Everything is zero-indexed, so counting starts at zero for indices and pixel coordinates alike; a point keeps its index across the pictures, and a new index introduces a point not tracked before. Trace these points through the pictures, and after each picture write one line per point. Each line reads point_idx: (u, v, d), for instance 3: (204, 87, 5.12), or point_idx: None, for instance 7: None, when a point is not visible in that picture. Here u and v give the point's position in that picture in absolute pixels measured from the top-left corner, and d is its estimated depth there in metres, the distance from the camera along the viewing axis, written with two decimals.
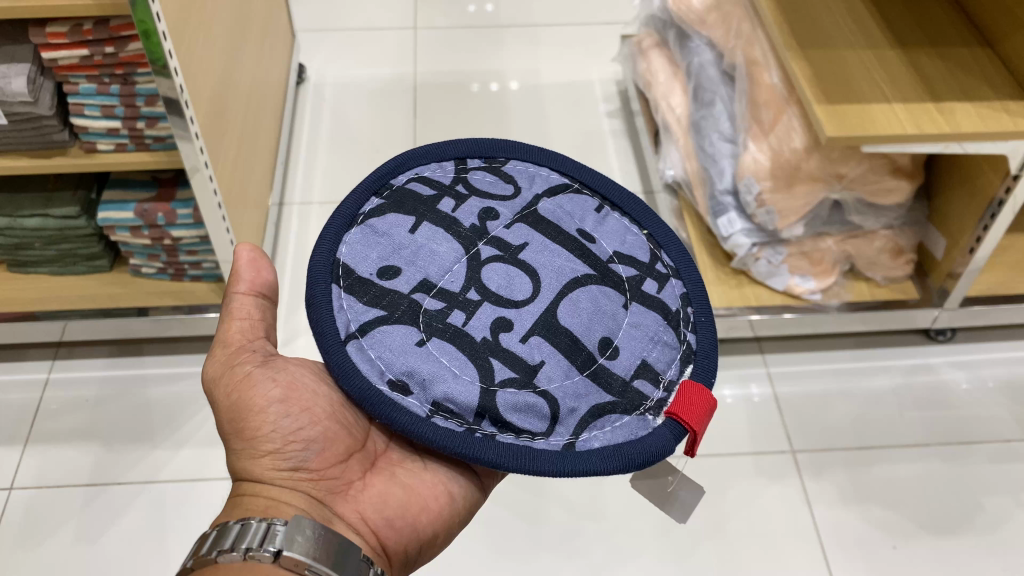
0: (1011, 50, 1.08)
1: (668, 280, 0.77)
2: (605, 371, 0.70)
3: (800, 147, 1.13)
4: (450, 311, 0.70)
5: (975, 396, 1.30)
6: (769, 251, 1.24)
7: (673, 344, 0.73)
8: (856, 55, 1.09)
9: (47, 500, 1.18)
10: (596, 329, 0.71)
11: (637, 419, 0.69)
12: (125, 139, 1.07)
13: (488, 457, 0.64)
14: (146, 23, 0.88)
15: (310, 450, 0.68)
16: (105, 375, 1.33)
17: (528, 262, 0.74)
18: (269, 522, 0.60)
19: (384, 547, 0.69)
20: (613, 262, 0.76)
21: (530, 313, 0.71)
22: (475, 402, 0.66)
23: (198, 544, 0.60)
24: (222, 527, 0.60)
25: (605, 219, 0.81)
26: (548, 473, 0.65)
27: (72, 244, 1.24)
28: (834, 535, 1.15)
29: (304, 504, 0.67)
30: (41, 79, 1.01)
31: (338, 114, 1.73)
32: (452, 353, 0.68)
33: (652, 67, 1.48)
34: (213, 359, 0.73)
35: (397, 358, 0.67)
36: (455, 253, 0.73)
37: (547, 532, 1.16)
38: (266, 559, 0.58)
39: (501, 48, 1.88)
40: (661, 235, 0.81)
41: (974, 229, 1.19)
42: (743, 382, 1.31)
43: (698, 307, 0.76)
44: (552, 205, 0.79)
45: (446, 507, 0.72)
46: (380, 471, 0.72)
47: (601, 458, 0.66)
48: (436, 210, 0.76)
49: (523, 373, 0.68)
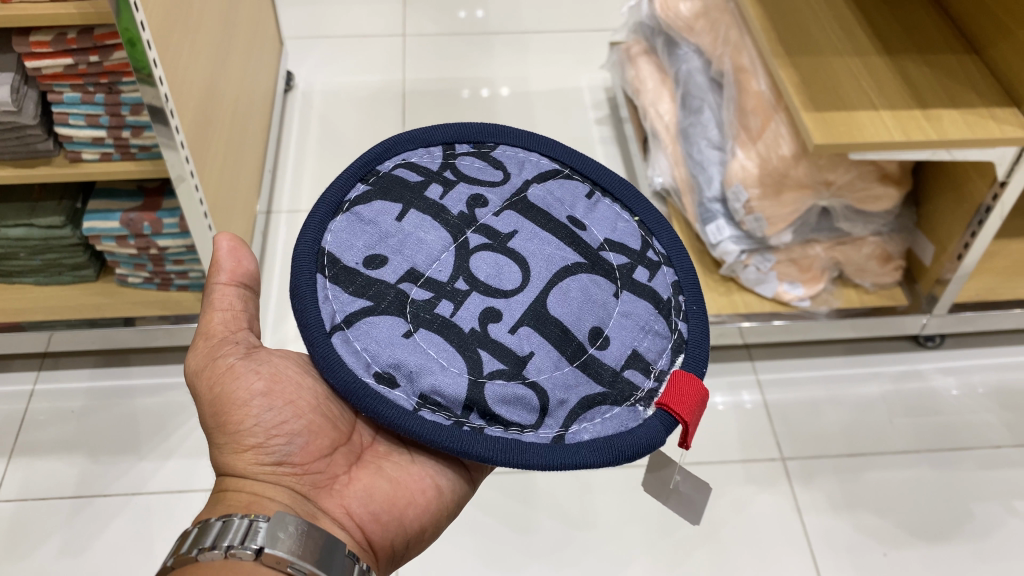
0: (996, 56, 1.09)
1: (659, 268, 0.77)
2: (595, 361, 0.70)
3: (788, 154, 1.13)
4: (438, 301, 0.69)
5: (964, 402, 1.30)
6: (758, 258, 1.24)
7: (664, 334, 0.73)
8: (843, 61, 1.09)
9: (31, 512, 1.17)
10: (586, 319, 0.71)
11: (627, 410, 0.68)
12: (111, 148, 1.06)
13: (476, 451, 0.63)
14: (129, 31, 0.88)
15: (293, 444, 0.68)
16: (91, 386, 1.32)
17: (517, 251, 0.73)
18: (251, 518, 0.60)
19: (369, 542, 0.68)
20: (603, 250, 0.76)
21: (519, 303, 0.70)
22: (463, 394, 0.65)
23: (178, 542, 0.59)
24: (204, 524, 0.59)
25: (596, 205, 0.80)
26: (537, 467, 0.64)
27: (57, 254, 1.23)
28: (825, 543, 1.15)
29: (287, 498, 0.66)
30: (25, 88, 1.00)
31: (326, 121, 1.72)
32: (440, 344, 0.67)
33: (640, 74, 1.48)
34: (196, 351, 0.72)
35: (384, 350, 0.66)
36: (443, 242, 0.72)
37: (537, 542, 1.15)
38: (248, 556, 0.58)
39: (490, 56, 1.88)
40: (652, 221, 0.81)
41: (962, 235, 1.19)
42: (733, 389, 1.31)
43: (688, 295, 0.76)
44: (542, 190, 0.79)
45: (434, 501, 0.71)
46: (366, 464, 0.71)
47: (591, 451, 0.65)
48: (423, 197, 0.75)
49: (512, 365, 0.67)
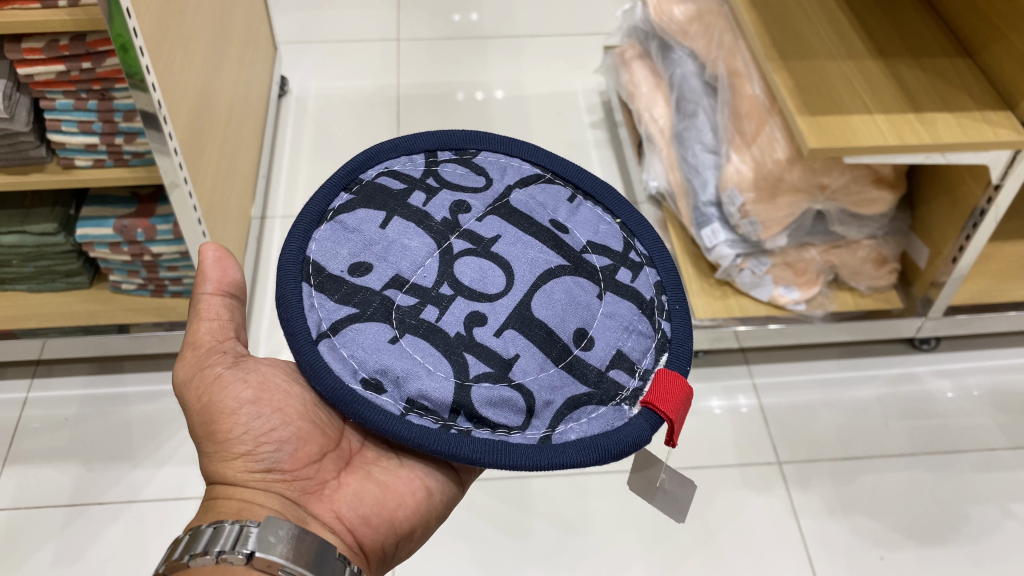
0: (990, 59, 1.09)
1: (642, 269, 0.77)
2: (580, 362, 0.70)
3: (782, 158, 1.13)
4: (423, 307, 0.69)
5: (959, 405, 1.30)
6: (752, 262, 1.24)
7: (647, 334, 0.73)
8: (837, 65, 1.09)
9: (25, 520, 1.16)
10: (570, 321, 0.71)
11: (613, 409, 0.68)
12: (104, 155, 1.06)
13: (464, 453, 0.63)
14: (122, 38, 0.87)
15: (283, 451, 0.67)
16: (85, 393, 1.31)
17: (501, 255, 0.73)
18: (242, 523, 0.59)
19: (360, 545, 0.68)
20: (587, 252, 0.76)
21: (504, 307, 0.70)
22: (450, 398, 0.65)
23: (169, 549, 0.59)
24: (194, 531, 0.59)
25: (578, 209, 0.80)
26: (525, 467, 0.64)
27: (50, 261, 1.22)
28: (821, 546, 1.15)
29: (278, 505, 0.66)
30: (17, 95, 1.00)
31: (321, 126, 1.72)
32: (425, 349, 0.67)
33: (634, 78, 1.48)
34: (183, 361, 0.71)
35: (370, 357, 0.66)
36: (427, 248, 0.72)
37: (533, 547, 1.15)
38: (238, 561, 0.57)
39: (485, 60, 1.88)
40: (634, 223, 0.81)
41: (957, 238, 1.19)
42: (729, 393, 1.31)
43: (671, 295, 0.76)
44: (524, 196, 0.79)
45: (423, 502, 0.71)
46: (355, 469, 0.71)
47: (577, 450, 0.65)
48: (406, 205, 0.75)
49: (498, 368, 0.67)
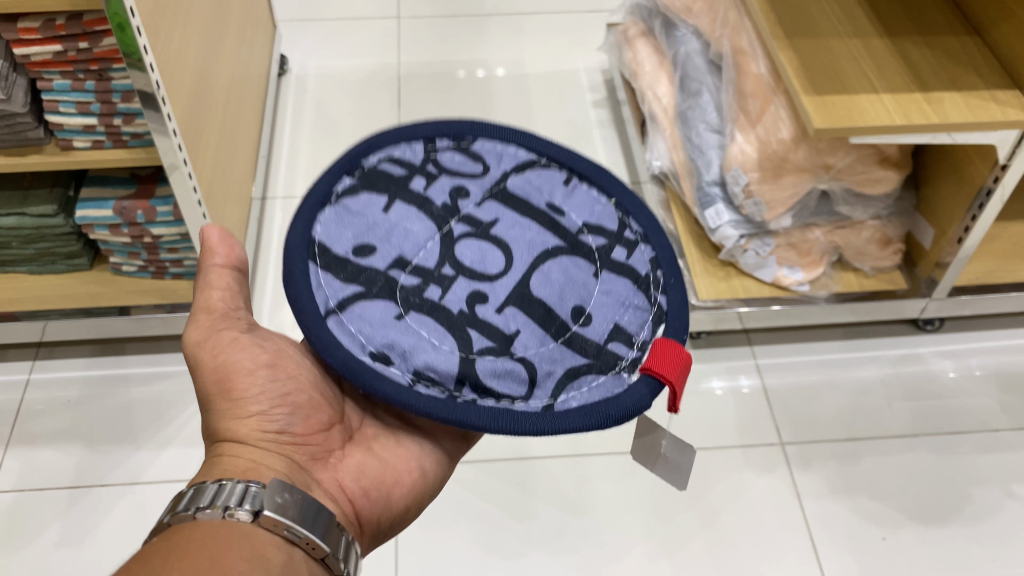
0: (999, 38, 1.07)
1: (637, 246, 0.76)
2: (580, 337, 0.69)
3: (787, 137, 1.12)
4: (427, 286, 0.69)
5: (963, 385, 1.29)
6: (757, 242, 1.24)
7: (644, 307, 0.72)
8: (843, 44, 1.08)
9: (30, 502, 1.17)
10: (568, 299, 0.71)
11: (613, 377, 0.68)
12: (102, 136, 1.05)
13: (471, 421, 0.63)
14: (118, 16, 0.86)
15: (295, 417, 0.66)
16: (87, 375, 1.31)
17: (500, 237, 0.73)
18: (246, 481, 0.57)
19: (359, 517, 0.67)
20: (582, 234, 0.75)
21: (503, 286, 0.70)
22: (455, 369, 0.65)
23: (173, 502, 0.56)
24: (200, 485, 0.57)
25: (574, 192, 0.78)
26: (530, 433, 0.63)
27: (50, 243, 1.22)
28: (823, 527, 1.15)
29: (285, 468, 0.63)
30: (13, 75, 0.99)
31: (321, 105, 1.71)
32: (431, 325, 0.67)
33: (637, 56, 1.47)
34: (194, 322, 0.68)
35: (378, 332, 0.66)
36: (429, 232, 0.72)
37: (536, 529, 1.15)
38: (243, 517, 0.55)
39: (486, 38, 1.86)
40: (630, 202, 0.79)
41: (963, 218, 1.18)
42: (731, 374, 1.31)
43: (667, 269, 0.74)
44: (520, 180, 0.77)
45: (419, 481, 0.72)
46: (356, 445, 0.71)
47: (579, 416, 0.65)
48: (408, 189, 0.74)
49: (500, 342, 0.68)
